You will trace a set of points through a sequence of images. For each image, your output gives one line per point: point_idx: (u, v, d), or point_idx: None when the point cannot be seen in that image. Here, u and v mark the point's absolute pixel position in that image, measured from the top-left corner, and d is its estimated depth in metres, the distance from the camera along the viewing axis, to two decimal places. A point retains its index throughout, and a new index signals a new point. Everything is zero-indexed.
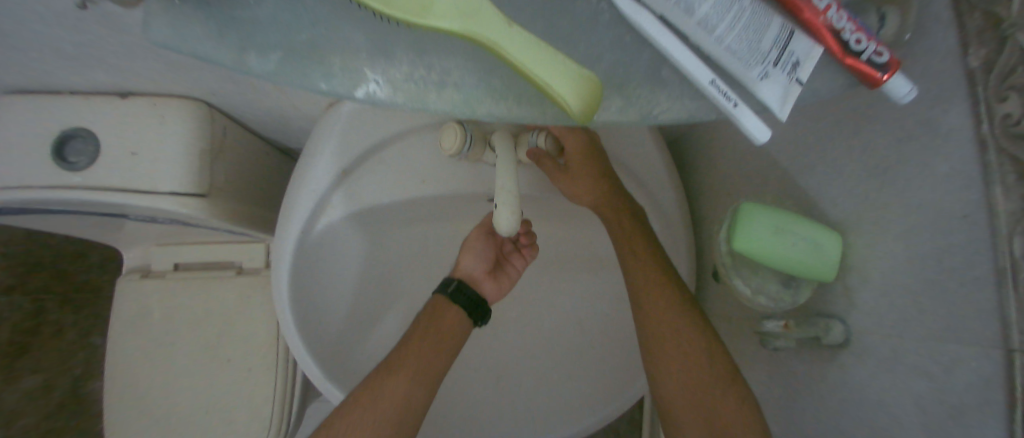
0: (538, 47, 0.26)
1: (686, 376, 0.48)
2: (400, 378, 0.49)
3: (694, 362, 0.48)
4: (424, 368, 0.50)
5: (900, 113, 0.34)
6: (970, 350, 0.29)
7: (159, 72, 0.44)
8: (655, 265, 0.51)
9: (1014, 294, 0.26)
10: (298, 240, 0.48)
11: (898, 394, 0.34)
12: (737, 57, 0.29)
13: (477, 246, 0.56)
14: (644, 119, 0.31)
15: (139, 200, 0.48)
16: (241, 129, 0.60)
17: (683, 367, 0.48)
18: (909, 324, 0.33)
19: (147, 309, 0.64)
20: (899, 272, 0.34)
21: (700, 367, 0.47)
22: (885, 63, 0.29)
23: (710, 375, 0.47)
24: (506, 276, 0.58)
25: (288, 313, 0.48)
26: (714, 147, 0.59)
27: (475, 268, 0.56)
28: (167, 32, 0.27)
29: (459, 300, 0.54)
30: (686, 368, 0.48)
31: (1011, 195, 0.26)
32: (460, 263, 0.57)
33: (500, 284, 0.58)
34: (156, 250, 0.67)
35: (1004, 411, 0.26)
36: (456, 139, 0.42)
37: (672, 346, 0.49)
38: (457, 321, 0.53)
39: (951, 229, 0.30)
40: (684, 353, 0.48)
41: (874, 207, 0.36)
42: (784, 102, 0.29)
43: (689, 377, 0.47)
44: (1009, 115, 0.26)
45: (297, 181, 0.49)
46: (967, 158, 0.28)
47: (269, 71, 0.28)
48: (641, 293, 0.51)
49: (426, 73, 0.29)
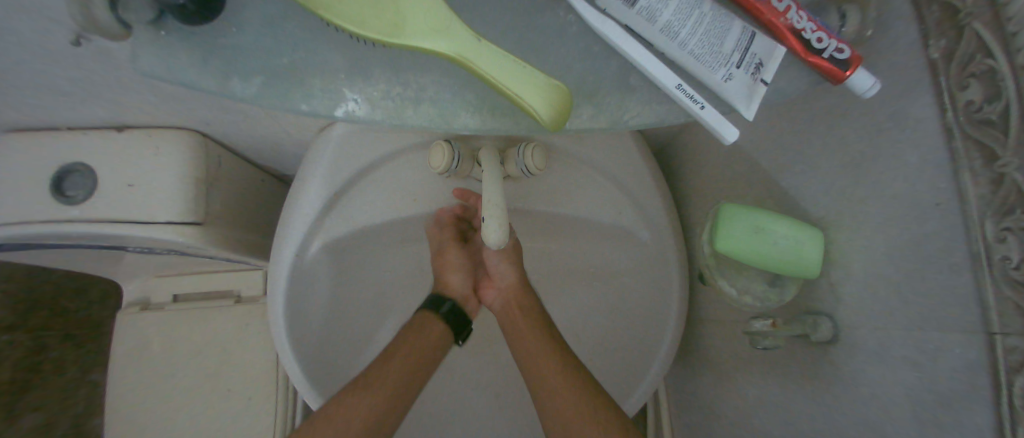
0: (504, 60, 0.27)
1: (556, 407, 0.46)
2: (362, 401, 0.44)
3: (568, 402, 0.46)
4: (394, 392, 0.46)
5: (868, 107, 0.35)
6: (954, 336, 0.29)
7: (153, 105, 0.46)
8: (536, 325, 0.51)
9: (990, 277, 0.26)
10: (291, 263, 0.49)
11: (889, 387, 0.34)
12: (700, 61, 0.30)
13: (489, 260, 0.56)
14: (616, 124, 0.32)
15: (138, 230, 0.49)
16: (234, 158, 0.61)
17: (558, 403, 0.46)
18: (894, 316, 0.33)
19: (147, 341, 0.65)
20: (880, 263, 0.35)
21: (572, 404, 0.45)
22: (845, 59, 0.30)
23: (577, 407, 0.45)
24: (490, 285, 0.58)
25: (284, 336, 0.49)
26: (697, 153, 0.60)
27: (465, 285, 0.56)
28: (155, 63, 0.28)
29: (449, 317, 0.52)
30: (562, 406, 0.46)
31: (979, 180, 0.26)
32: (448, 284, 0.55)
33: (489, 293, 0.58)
34: (155, 281, 0.68)
35: (990, 395, 0.27)
36: (443, 158, 0.43)
37: (548, 382, 0.47)
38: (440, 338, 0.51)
39: (927, 217, 0.30)
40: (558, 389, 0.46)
41: (851, 202, 0.37)
42: (750, 101, 0.30)
43: (570, 414, 0.45)
44: (970, 103, 0.26)
45: (290, 204, 0.50)
46: (936, 146, 0.29)
47: (253, 95, 0.29)
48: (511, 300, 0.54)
49: (403, 90, 0.31)
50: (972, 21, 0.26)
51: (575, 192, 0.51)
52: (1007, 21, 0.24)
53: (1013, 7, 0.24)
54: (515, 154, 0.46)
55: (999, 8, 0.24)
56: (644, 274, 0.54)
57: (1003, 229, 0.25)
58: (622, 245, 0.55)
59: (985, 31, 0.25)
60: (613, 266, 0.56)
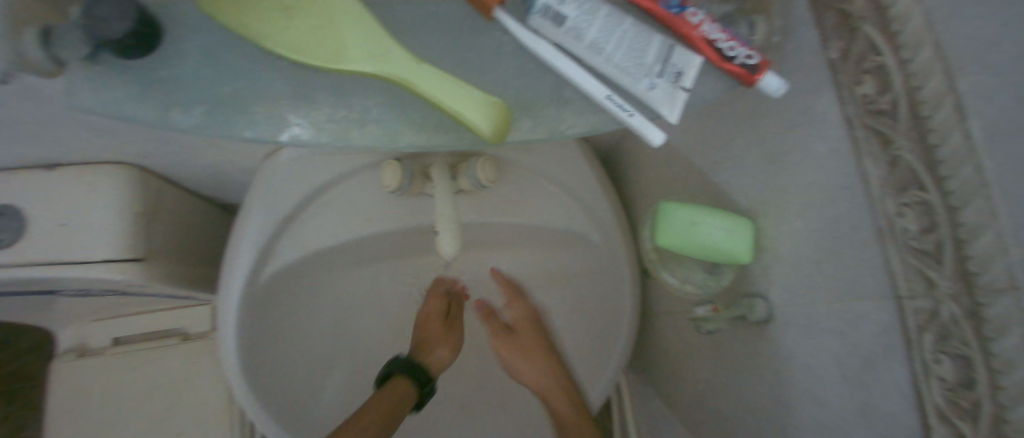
0: (444, 79, 0.29)
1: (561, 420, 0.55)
2: None
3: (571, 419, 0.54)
4: None
5: (780, 105, 0.38)
6: (868, 305, 0.32)
7: (84, 140, 0.44)
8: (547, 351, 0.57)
9: (893, 247, 0.29)
10: (241, 293, 0.46)
11: (820, 357, 0.37)
12: (625, 72, 0.33)
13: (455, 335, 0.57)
14: (553, 134, 0.34)
15: (73, 271, 0.46)
16: (175, 189, 0.59)
17: (562, 417, 0.55)
18: (818, 292, 0.37)
19: (85, 391, 0.61)
20: (803, 245, 0.38)
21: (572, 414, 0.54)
22: (755, 65, 0.32)
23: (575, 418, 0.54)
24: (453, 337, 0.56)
25: (236, 366, 0.47)
26: (638, 156, 0.63)
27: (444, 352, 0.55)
28: (88, 98, 0.27)
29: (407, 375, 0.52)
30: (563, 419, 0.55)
31: (878, 163, 0.29)
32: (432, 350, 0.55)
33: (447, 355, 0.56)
34: (93, 325, 0.64)
35: (904, 353, 0.30)
36: (395, 175, 0.43)
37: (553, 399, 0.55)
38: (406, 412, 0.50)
39: (838, 199, 0.34)
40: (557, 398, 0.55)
41: (773, 191, 0.40)
42: (673, 107, 0.33)
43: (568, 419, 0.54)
44: (864, 95, 0.30)
45: (238, 231, 0.48)
46: (840, 135, 0.32)
47: (195, 125, 0.29)
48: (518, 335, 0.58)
49: (346, 112, 0.31)
50: (864, 22, 0.29)
51: (528, 202, 0.53)
52: (894, 24, 0.27)
53: (894, 12, 0.27)
54: (466, 168, 0.46)
55: (883, 13, 0.28)
56: (599, 274, 0.56)
57: (901, 204, 0.28)
58: (578, 249, 0.56)
59: (877, 34, 0.28)
60: (570, 270, 0.58)
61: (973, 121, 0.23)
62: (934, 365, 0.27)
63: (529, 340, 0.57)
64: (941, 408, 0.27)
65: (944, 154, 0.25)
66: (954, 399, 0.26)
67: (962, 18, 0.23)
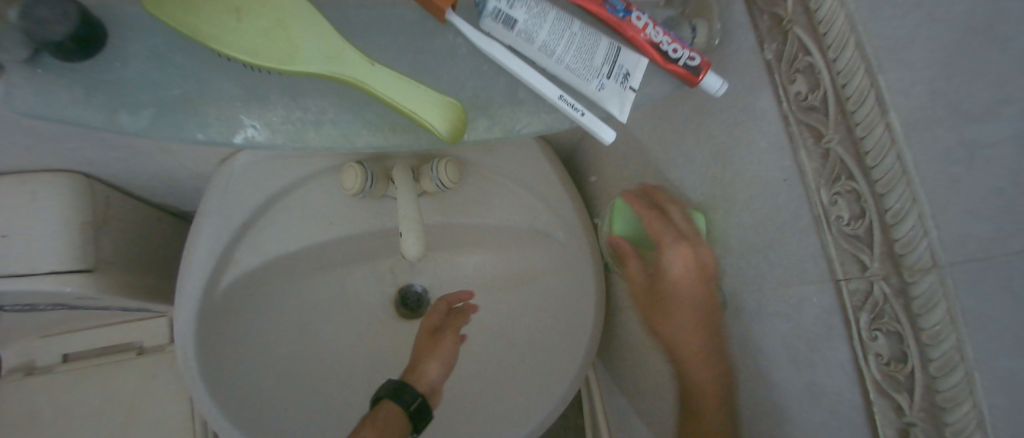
0: (399, 81, 0.29)
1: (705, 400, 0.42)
2: None
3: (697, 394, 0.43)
4: None
5: (723, 103, 0.40)
6: (810, 288, 0.34)
7: (25, 147, 0.42)
8: (701, 322, 0.42)
9: (829, 233, 0.31)
10: (199, 301, 0.45)
11: (772, 341, 0.39)
12: (575, 74, 0.34)
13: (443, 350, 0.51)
14: (508, 134, 0.36)
15: (17, 284, 0.44)
16: (124, 197, 0.56)
17: (697, 393, 0.43)
18: (766, 279, 0.39)
19: (32, 411, 0.57)
20: (750, 235, 0.40)
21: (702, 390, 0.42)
22: (697, 66, 0.34)
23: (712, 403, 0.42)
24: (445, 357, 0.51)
25: (197, 378, 0.45)
26: (598, 155, 0.65)
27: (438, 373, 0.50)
28: (29, 100, 0.27)
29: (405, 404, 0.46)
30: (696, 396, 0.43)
31: (812, 156, 0.32)
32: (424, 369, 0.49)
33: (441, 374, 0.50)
34: (39, 342, 0.61)
35: (843, 331, 0.32)
36: (356, 178, 0.43)
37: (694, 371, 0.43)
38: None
39: (778, 191, 0.36)
40: (705, 388, 0.42)
41: (720, 184, 0.42)
42: (622, 106, 0.35)
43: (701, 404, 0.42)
44: (797, 93, 0.32)
45: (193, 239, 0.47)
46: (778, 130, 0.35)
47: (144, 127, 0.29)
48: (673, 287, 0.43)
49: (302, 114, 0.31)
50: (795, 26, 0.31)
51: (492, 202, 0.54)
52: (818, 24, 0.30)
53: (821, 13, 0.29)
54: (429, 169, 0.47)
55: (811, 16, 0.30)
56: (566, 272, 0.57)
57: (834, 193, 0.30)
58: (543, 246, 0.58)
59: (805, 35, 0.30)
60: (536, 268, 0.60)
61: (893, 114, 0.26)
62: (870, 341, 0.29)
63: (682, 299, 0.42)
64: (879, 381, 0.29)
65: (868, 146, 0.27)
66: (890, 372, 0.28)
67: (881, 20, 0.26)
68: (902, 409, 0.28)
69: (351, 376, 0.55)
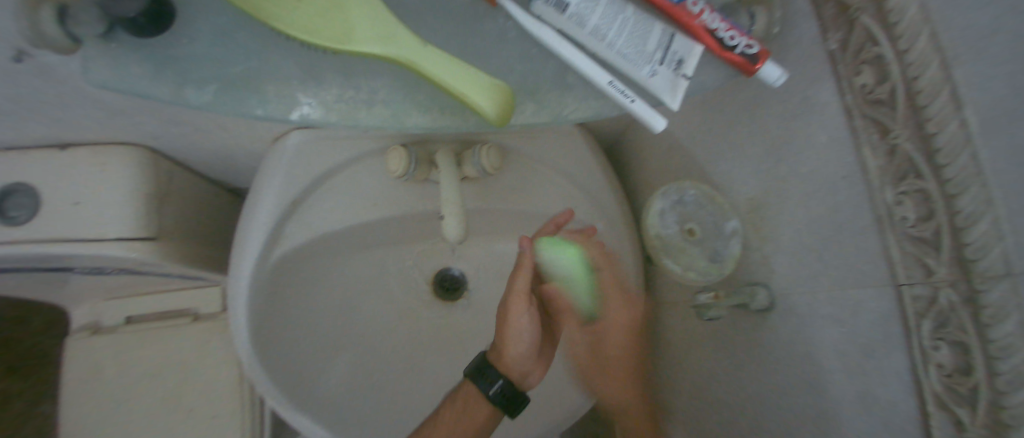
0: (450, 63, 0.30)
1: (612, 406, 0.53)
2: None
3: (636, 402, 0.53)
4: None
5: (781, 94, 0.38)
6: (868, 292, 0.32)
7: (100, 121, 0.45)
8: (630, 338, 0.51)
9: (892, 235, 0.29)
10: (252, 273, 0.47)
11: (822, 345, 0.37)
12: (626, 59, 0.33)
13: (522, 330, 0.51)
14: (556, 119, 0.35)
15: (86, 248, 0.48)
16: (187, 171, 0.60)
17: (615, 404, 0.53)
18: (818, 280, 0.37)
19: (99, 366, 0.62)
20: (802, 234, 0.38)
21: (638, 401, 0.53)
22: (755, 54, 0.32)
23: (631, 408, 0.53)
24: (520, 338, 0.51)
25: (248, 346, 0.48)
26: (642, 147, 0.63)
27: (519, 359, 0.52)
28: (107, 73, 0.29)
29: (492, 395, 0.50)
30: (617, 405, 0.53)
31: (876, 152, 0.30)
32: (505, 354, 0.51)
33: (524, 355, 0.52)
34: (104, 304, 0.65)
35: (902, 339, 0.30)
36: (400, 161, 0.44)
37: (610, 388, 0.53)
38: (488, 422, 0.50)
39: (836, 188, 0.34)
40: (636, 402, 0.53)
41: (773, 180, 0.40)
42: (673, 93, 0.33)
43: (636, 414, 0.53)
44: (863, 86, 0.30)
45: (248, 213, 0.49)
46: (838, 125, 0.33)
47: (208, 102, 0.30)
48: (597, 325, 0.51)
49: (356, 93, 0.32)
50: (862, 14, 0.30)
51: (532, 190, 0.54)
52: (888, 14, 0.28)
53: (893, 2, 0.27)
54: (471, 155, 0.47)
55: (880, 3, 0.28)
56: None
57: (899, 193, 0.28)
58: (581, 237, 0.57)
59: (872, 24, 0.29)
60: None
61: (969, 110, 0.23)
62: (931, 352, 0.28)
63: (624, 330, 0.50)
64: (939, 394, 0.28)
65: (941, 143, 0.25)
66: (952, 385, 0.27)
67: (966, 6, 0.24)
68: (962, 424, 0.26)
69: (388, 354, 0.57)
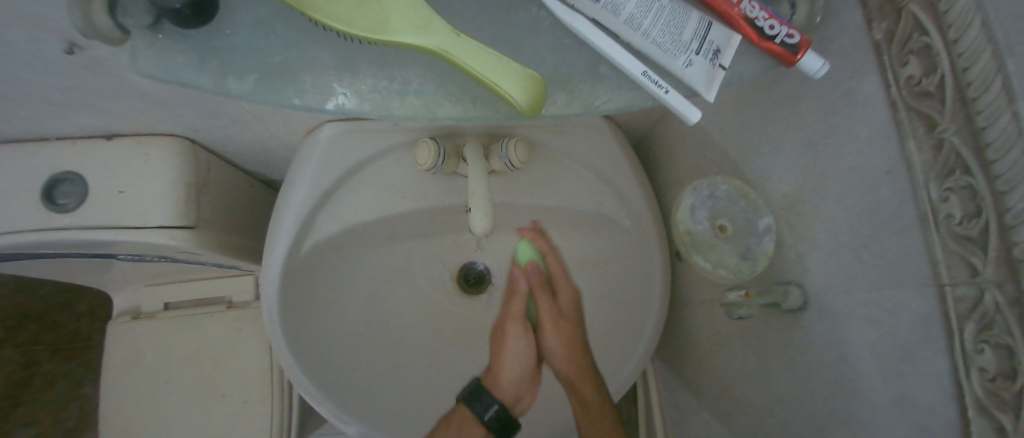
0: (483, 53, 0.29)
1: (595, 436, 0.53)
2: None
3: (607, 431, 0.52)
4: None
5: (820, 87, 0.37)
6: (908, 292, 0.31)
7: (142, 113, 0.47)
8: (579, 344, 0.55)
9: (938, 233, 0.28)
10: (283, 261, 0.48)
11: (857, 345, 0.36)
12: (662, 49, 0.32)
13: (515, 343, 0.56)
14: (588, 110, 0.35)
15: (128, 235, 0.49)
16: (223, 163, 0.62)
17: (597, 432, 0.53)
18: (855, 280, 0.36)
19: (139, 350, 0.65)
20: (839, 232, 0.37)
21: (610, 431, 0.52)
22: (795, 44, 0.31)
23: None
24: (517, 350, 0.55)
25: (279, 333, 0.49)
26: (672, 142, 0.62)
27: (514, 381, 0.54)
28: (153, 63, 0.29)
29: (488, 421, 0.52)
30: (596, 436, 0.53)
31: (923, 146, 0.28)
32: (501, 370, 0.55)
33: (518, 375, 0.54)
34: (144, 290, 0.68)
35: (944, 341, 0.29)
36: (430, 154, 0.44)
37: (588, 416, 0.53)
38: None
39: (878, 185, 0.32)
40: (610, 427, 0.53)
41: (809, 176, 0.39)
42: (710, 84, 0.33)
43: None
44: (909, 77, 0.29)
45: (279, 203, 0.50)
46: (881, 119, 0.31)
47: (246, 92, 0.31)
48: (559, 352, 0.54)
49: (389, 84, 0.33)
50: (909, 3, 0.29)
51: (559, 184, 0.54)
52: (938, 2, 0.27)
53: None
54: (499, 148, 0.47)
55: None
56: (626, 261, 0.56)
57: (946, 190, 0.27)
58: (607, 232, 0.57)
59: (922, 12, 0.28)
60: (598, 255, 0.59)
61: (1022, 102, 0.22)
62: (974, 354, 0.27)
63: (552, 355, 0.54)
64: (980, 399, 0.27)
65: (991, 135, 0.24)
66: (994, 389, 0.26)
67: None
68: (1003, 429, 0.25)
69: (414, 345, 0.58)
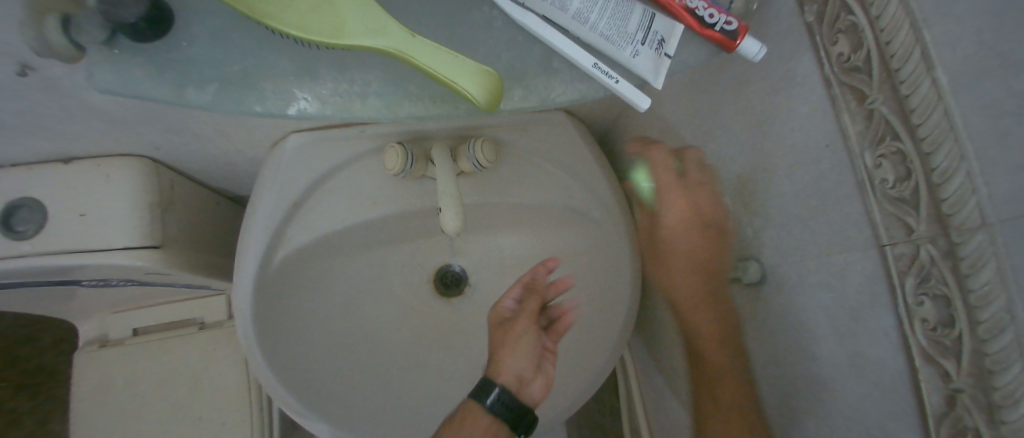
0: (439, 52, 0.31)
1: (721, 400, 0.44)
2: None
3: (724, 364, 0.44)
4: None
5: (762, 70, 0.39)
6: (855, 256, 0.33)
7: (100, 133, 0.46)
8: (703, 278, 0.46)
9: (874, 198, 0.30)
10: (255, 275, 0.48)
11: (814, 313, 0.38)
12: (610, 41, 0.34)
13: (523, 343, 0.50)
14: (546, 102, 0.36)
15: (91, 259, 0.49)
16: (187, 181, 0.61)
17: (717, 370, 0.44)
18: (808, 250, 0.37)
19: (107, 377, 0.62)
20: (790, 206, 0.39)
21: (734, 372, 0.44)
22: (734, 30, 0.33)
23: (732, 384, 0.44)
24: (513, 339, 0.50)
25: (256, 348, 0.49)
26: (633, 134, 0.65)
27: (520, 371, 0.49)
28: (111, 78, 0.30)
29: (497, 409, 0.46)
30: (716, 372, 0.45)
31: (855, 117, 0.30)
32: (503, 365, 0.49)
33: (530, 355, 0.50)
34: (112, 316, 0.66)
35: (889, 299, 0.31)
36: (397, 158, 0.45)
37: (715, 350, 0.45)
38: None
39: (820, 157, 0.34)
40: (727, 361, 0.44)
41: (760, 155, 0.41)
42: (657, 72, 0.34)
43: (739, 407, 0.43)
44: (840, 54, 0.31)
45: (247, 218, 0.50)
46: (818, 95, 0.34)
47: (207, 102, 0.31)
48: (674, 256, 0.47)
49: (348, 86, 0.33)
50: None
51: (528, 181, 0.55)
52: None
53: None
54: (466, 150, 0.48)
55: None
56: (599, 251, 0.58)
57: (879, 156, 0.29)
58: (579, 225, 0.58)
59: None
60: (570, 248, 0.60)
61: None
62: (917, 307, 0.28)
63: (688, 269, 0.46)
64: (924, 348, 0.28)
65: (914, 103, 0.26)
66: (935, 338, 0.27)
67: None
68: (948, 375, 0.27)
69: (393, 350, 0.57)
